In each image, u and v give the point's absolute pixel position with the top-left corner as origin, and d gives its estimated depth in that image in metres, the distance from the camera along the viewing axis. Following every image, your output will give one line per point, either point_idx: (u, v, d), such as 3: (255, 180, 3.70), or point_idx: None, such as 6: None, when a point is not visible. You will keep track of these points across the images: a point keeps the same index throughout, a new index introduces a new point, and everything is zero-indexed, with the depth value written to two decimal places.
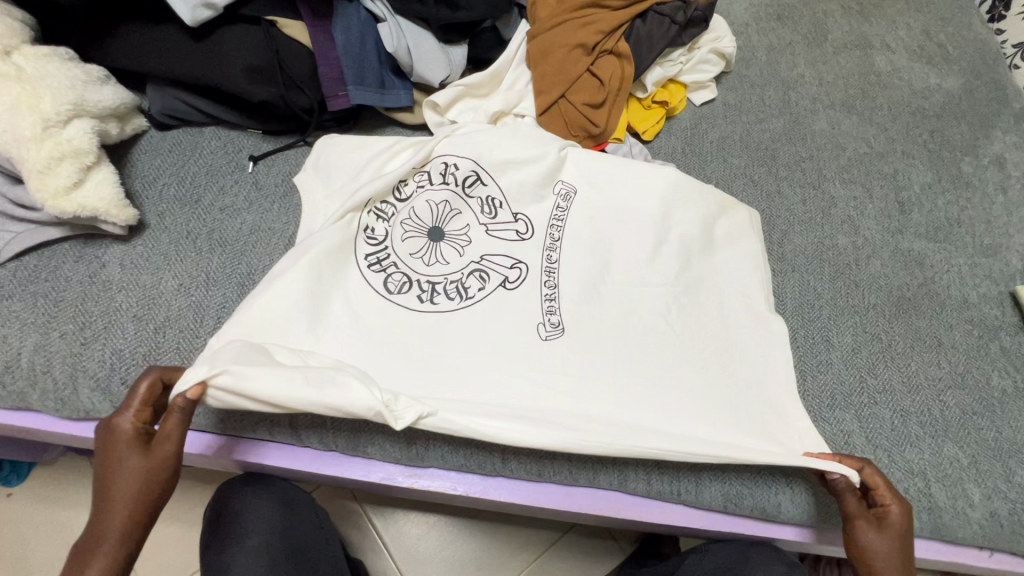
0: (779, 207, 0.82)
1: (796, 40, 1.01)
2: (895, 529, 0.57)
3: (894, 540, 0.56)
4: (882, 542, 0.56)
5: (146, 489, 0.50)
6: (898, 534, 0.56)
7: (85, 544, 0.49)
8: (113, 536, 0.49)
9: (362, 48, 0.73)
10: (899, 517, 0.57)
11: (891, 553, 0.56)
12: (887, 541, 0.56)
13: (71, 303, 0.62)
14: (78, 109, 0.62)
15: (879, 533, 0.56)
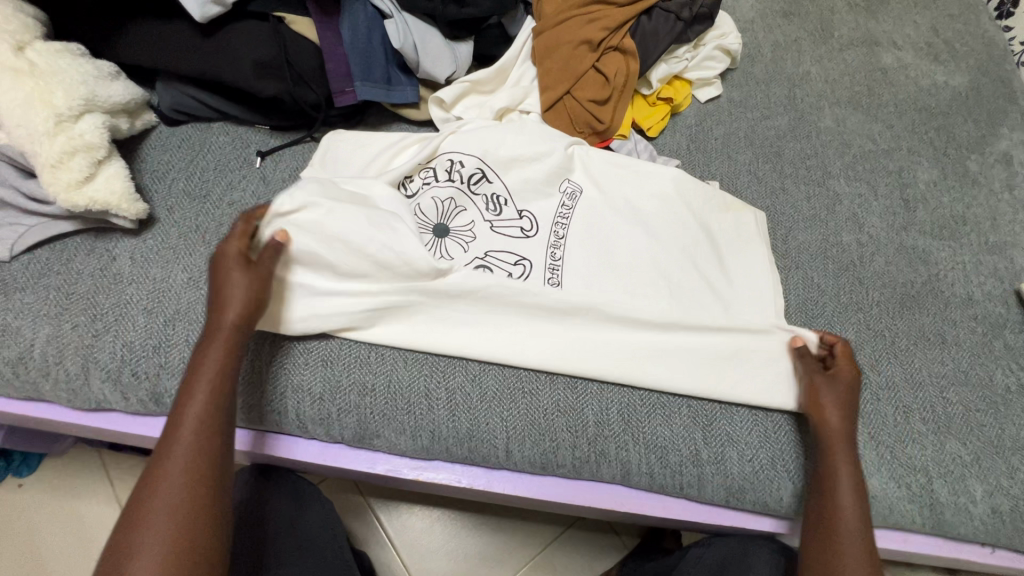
0: (784, 204, 0.82)
1: (802, 36, 1.01)
2: (845, 378, 0.63)
3: (845, 390, 0.62)
4: (835, 390, 0.62)
5: (229, 362, 0.54)
6: (850, 387, 0.62)
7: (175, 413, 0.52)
8: (181, 464, 0.50)
9: (369, 44, 0.73)
10: (854, 374, 0.63)
11: (839, 401, 0.61)
12: (837, 389, 0.62)
13: (83, 296, 0.63)
14: (89, 104, 0.63)
15: (832, 384, 0.62)
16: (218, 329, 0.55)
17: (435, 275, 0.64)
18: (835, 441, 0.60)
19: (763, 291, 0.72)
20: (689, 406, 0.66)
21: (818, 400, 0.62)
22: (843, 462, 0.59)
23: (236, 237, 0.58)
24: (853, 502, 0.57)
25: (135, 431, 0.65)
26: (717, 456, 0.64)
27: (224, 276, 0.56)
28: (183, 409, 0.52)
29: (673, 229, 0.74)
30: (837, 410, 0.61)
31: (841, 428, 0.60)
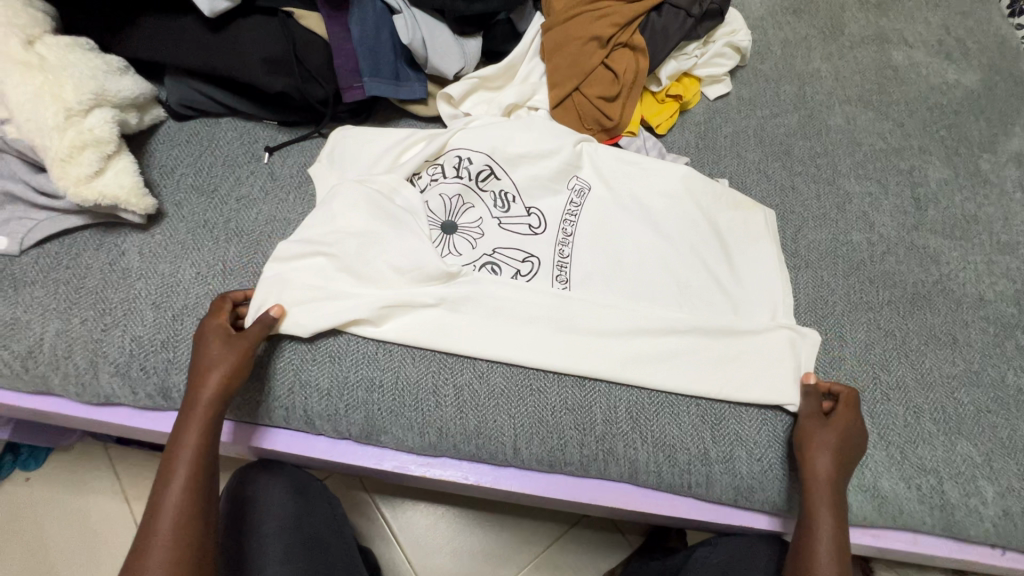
0: (794, 202, 0.82)
1: (812, 34, 1.01)
2: (842, 425, 0.61)
3: (843, 436, 0.60)
4: (832, 437, 0.60)
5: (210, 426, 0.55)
6: (847, 436, 0.60)
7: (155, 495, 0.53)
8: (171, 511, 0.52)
9: (377, 39, 0.73)
10: (853, 421, 0.62)
11: (834, 446, 0.60)
12: (833, 433, 0.60)
13: (91, 290, 0.63)
14: (99, 99, 0.63)
15: (829, 429, 0.61)
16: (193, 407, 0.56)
17: (446, 278, 0.66)
18: (821, 486, 0.58)
19: (773, 290, 0.72)
20: (698, 404, 0.66)
21: (812, 443, 0.60)
22: (826, 511, 0.58)
23: (219, 313, 0.60)
24: (831, 551, 0.56)
25: (144, 425, 0.65)
26: (726, 455, 0.64)
27: (203, 352, 0.57)
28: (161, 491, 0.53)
29: (681, 226, 0.74)
30: (829, 454, 0.59)
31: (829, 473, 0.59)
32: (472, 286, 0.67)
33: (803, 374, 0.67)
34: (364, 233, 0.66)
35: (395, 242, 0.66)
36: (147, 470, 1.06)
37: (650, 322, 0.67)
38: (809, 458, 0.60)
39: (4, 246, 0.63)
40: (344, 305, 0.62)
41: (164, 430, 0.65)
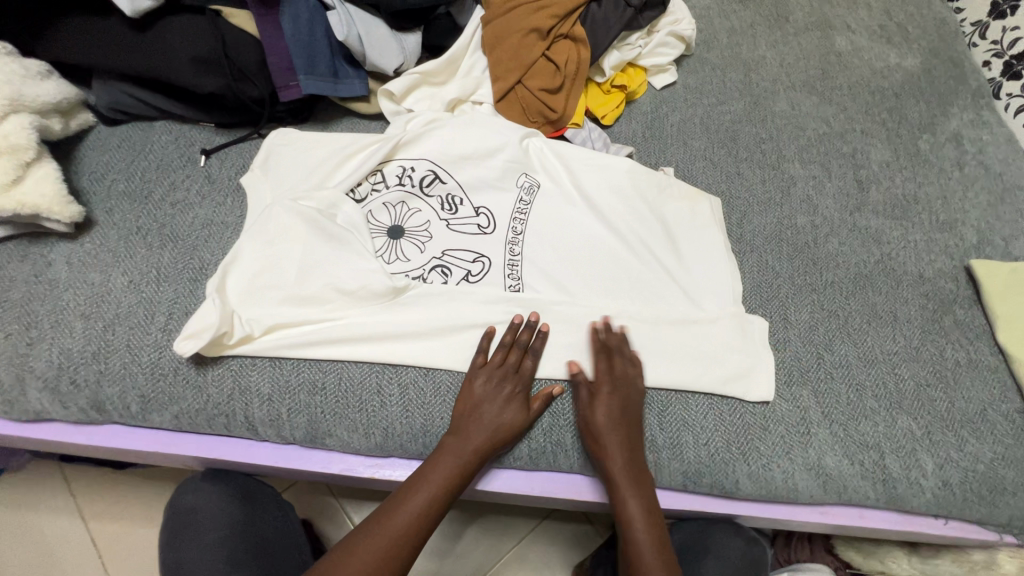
0: (739, 188, 0.83)
1: (757, 22, 1.02)
2: (605, 406, 0.61)
3: (608, 411, 0.61)
4: (602, 413, 0.61)
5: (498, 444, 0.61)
6: (618, 419, 0.61)
7: (408, 528, 0.56)
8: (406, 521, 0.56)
9: (311, 36, 0.71)
10: (620, 403, 0.62)
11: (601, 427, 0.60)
12: (602, 415, 0.61)
13: (16, 303, 0.61)
14: (14, 105, 0.61)
15: (597, 405, 0.61)
16: (473, 438, 0.60)
17: (394, 294, 0.65)
18: (620, 466, 0.60)
19: (722, 277, 0.72)
20: (645, 393, 0.66)
21: (590, 423, 0.61)
22: (633, 493, 0.59)
23: (505, 367, 0.62)
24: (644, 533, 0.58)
25: (80, 441, 0.63)
26: (673, 441, 0.64)
27: (488, 391, 0.61)
28: (427, 522, 0.57)
29: (629, 218, 0.74)
30: (610, 436, 0.60)
31: (631, 456, 0.60)
32: (421, 297, 0.66)
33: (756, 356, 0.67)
34: (307, 252, 0.65)
35: (335, 256, 0.66)
36: (103, 487, 1.04)
37: (602, 314, 0.68)
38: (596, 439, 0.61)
39: None
40: (290, 324, 0.63)
41: (101, 444, 0.63)
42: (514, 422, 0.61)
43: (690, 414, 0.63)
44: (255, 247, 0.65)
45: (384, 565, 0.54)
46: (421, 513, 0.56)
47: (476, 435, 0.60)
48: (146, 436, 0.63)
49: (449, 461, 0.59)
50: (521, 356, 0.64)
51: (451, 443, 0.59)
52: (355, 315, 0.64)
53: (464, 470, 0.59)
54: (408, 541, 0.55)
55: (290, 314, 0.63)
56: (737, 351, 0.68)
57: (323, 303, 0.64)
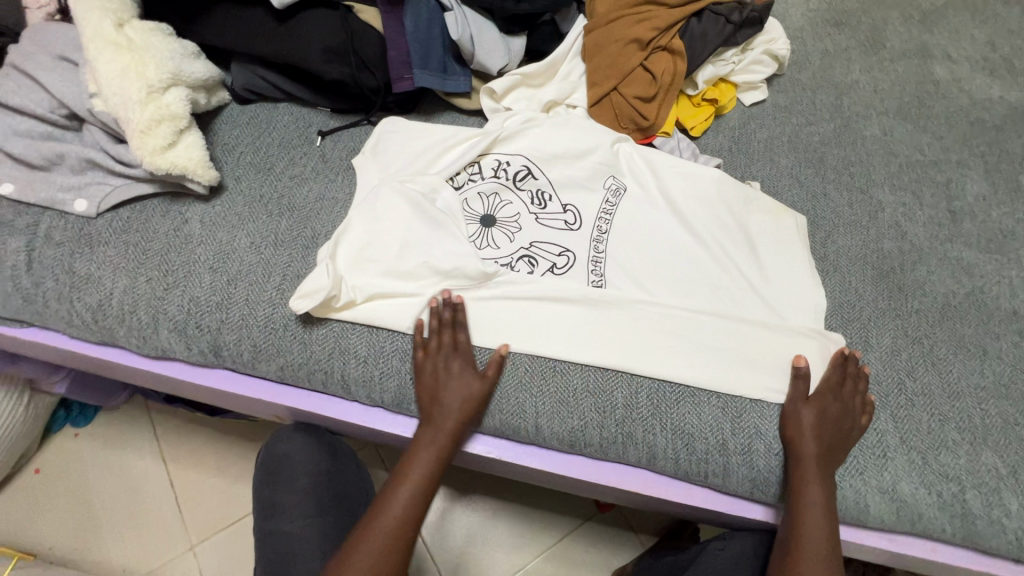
0: (826, 208, 0.83)
1: (852, 46, 1.02)
2: (821, 407, 0.64)
3: (823, 414, 0.64)
4: (810, 415, 0.64)
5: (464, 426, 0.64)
6: (827, 420, 0.63)
7: (401, 517, 0.61)
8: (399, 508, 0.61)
9: (429, 34, 0.77)
10: (834, 407, 0.64)
11: (812, 427, 0.63)
12: (812, 415, 0.64)
13: (157, 252, 0.69)
14: (175, 79, 0.69)
15: (808, 409, 0.64)
16: (444, 423, 0.64)
17: (484, 277, 0.69)
18: (813, 466, 0.62)
19: (804, 293, 0.73)
20: (720, 397, 0.67)
21: (797, 423, 0.64)
22: (819, 494, 0.61)
23: (455, 346, 0.65)
24: (818, 533, 0.60)
25: (193, 381, 0.70)
26: (744, 446, 0.65)
27: (444, 374, 0.65)
28: (417, 507, 0.62)
29: (714, 227, 0.76)
30: (817, 435, 0.63)
31: (824, 459, 0.62)
32: (510, 283, 0.70)
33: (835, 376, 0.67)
34: (409, 231, 0.70)
35: (433, 238, 0.71)
36: (185, 435, 1.13)
37: (682, 317, 0.70)
38: (797, 438, 0.63)
39: (83, 208, 0.69)
40: (388, 295, 0.68)
41: (211, 386, 0.70)
42: (469, 396, 0.64)
43: (858, 426, 0.65)
44: (363, 222, 0.70)
45: (389, 553, 0.59)
46: (409, 504, 0.61)
47: (450, 419, 0.64)
48: (250, 383, 0.70)
49: (427, 450, 0.63)
50: (453, 332, 0.66)
51: (427, 434, 0.64)
52: (446, 294, 0.68)
53: (444, 453, 0.64)
54: (403, 527, 0.60)
55: (389, 286, 0.68)
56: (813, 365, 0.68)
57: (419, 280, 0.69)
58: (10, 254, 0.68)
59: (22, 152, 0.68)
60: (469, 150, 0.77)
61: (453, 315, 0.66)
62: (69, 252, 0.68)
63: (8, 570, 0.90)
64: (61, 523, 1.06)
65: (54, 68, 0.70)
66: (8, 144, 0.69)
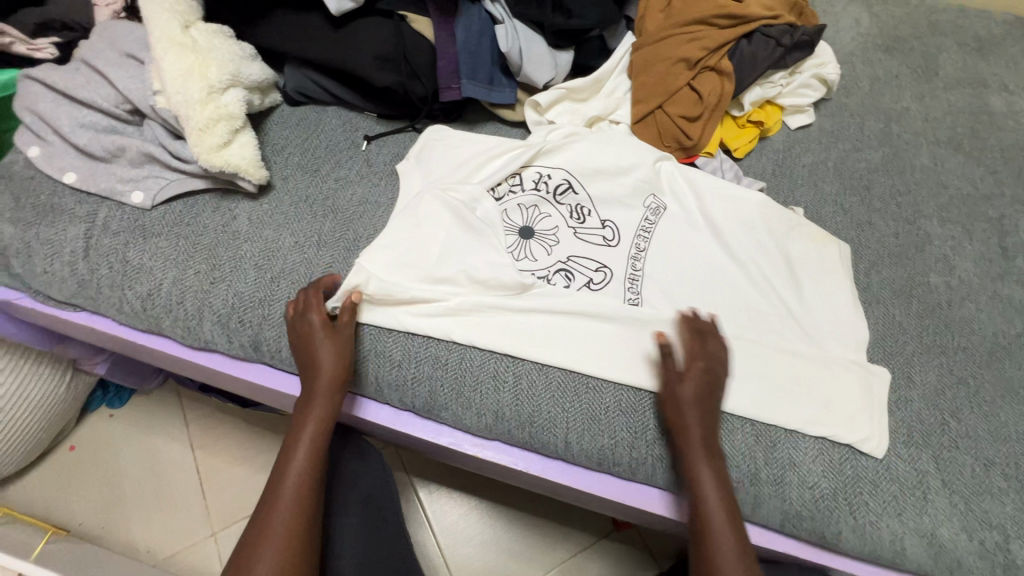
0: (870, 237, 0.81)
1: (903, 73, 1.00)
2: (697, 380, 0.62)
3: (702, 390, 0.62)
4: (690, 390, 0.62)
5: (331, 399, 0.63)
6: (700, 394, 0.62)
7: (298, 491, 0.58)
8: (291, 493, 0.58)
9: (479, 46, 0.78)
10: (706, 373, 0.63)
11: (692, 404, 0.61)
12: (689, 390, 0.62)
13: (206, 246, 0.71)
14: (234, 80, 0.71)
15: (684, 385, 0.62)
16: (317, 385, 0.63)
17: (520, 289, 0.69)
18: (698, 448, 0.60)
19: (845, 323, 0.71)
20: (754, 424, 0.66)
21: (677, 398, 0.62)
22: (710, 479, 0.59)
23: (315, 306, 0.65)
24: (726, 527, 0.57)
25: (232, 373, 0.72)
26: (777, 478, 0.64)
27: (308, 337, 0.64)
28: (314, 478, 0.60)
29: (754, 251, 0.75)
30: (693, 411, 0.61)
31: (709, 442, 0.60)
32: (546, 296, 0.70)
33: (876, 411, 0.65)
34: (448, 239, 0.71)
35: (472, 247, 0.71)
36: (213, 422, 1.15)
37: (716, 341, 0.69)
38: (679, 415, 0.61)
39: (139, 200, 0.72)
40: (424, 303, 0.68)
41: (248, 379, 0.72)
42: (340, 355, 0.64)
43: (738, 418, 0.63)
44: (405, 230, 0.71)
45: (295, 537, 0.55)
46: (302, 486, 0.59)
47: (319, 383, 0.63)
48: (286, 379, 0.71)
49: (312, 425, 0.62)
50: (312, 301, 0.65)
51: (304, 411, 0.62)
52: (481, 303, 0.69)
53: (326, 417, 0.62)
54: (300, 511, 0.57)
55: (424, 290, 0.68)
56: (851, 399, 0.66)
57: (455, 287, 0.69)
58: (70, 241, 0.71)
59: (86, 143, 0.72)
60: (510, 162, 0.78)
61: (333, 285, 0.67)
62: (124, 242, 0.71)
63: (43, 543, 0.95)
64: (92, 501, 1.09)
65: (121, 65, 0.73)
66: (74, 136, 0.72)
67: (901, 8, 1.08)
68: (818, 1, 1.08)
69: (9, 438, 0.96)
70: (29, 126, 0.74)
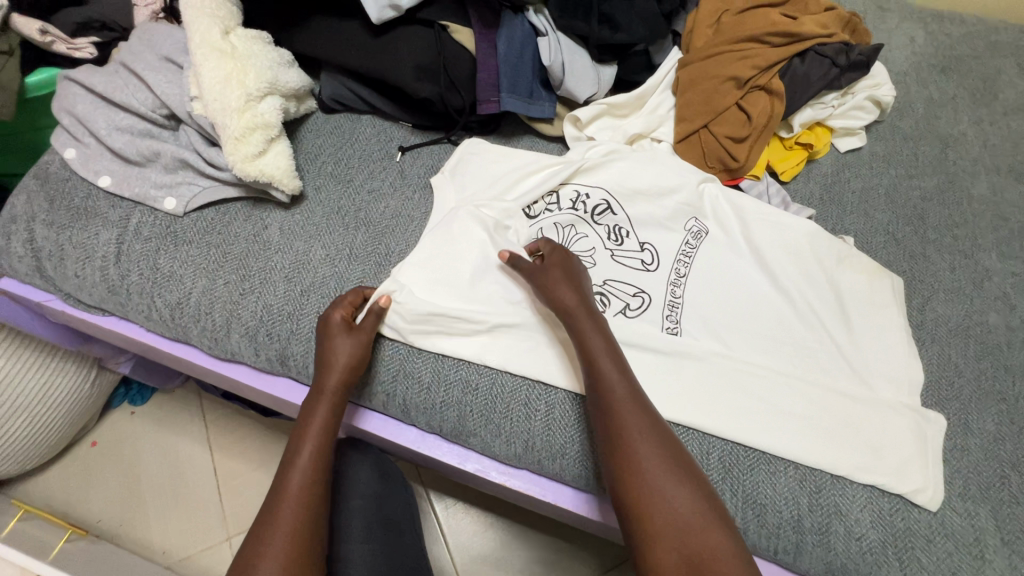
0: (924, 271, 0.77)
1: (960, 95, 0.95)
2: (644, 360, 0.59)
3: (570, 270, 0.65)
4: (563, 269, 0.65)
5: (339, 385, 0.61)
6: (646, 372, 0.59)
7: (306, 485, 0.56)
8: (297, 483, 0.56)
9: (520, 58, 0.76)
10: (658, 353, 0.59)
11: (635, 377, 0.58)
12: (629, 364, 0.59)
13: (236, 256, 0.70)
14: (272, 88, 0.70)
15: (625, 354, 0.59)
16: (328, 376, 0.61)
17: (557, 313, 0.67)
18: (582, 313, 0.62)
19: (898, 363, 0.67)
20: (798, 468, 0.62)
21: (550, 279, 0.64)
22: (596, 341, 0.60)
23: (341, 305, 0.64)
24: (625, 396, 0.57)
25: (256, 385, 0.71)
26: (821, 526, 0.60)
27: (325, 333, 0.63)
28: (321, 470, 0.58)
29: (800, 282, 0.71)
30: (569, 288, 0.63)
31: (585, 309, 0.62)
32: None
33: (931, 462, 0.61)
34: (483, 259, 0.68)
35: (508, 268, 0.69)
36: (232, 425, 1.15)
37: (759, 376, 0.66)
38: (556, 291, 0.63)
39: (171, 206, 0.71)
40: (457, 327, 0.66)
41: (273, 393, 0.70)
42: (354, 354, 0.62)
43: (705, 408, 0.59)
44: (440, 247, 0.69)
45: (298, 535, 0.53)
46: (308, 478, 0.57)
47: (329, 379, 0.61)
48: None
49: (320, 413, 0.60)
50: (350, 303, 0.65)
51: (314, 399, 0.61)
52: (517, 323, 0.66)
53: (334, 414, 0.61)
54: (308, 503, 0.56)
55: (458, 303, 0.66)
56: (904, 447, 0.62)
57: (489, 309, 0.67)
58: (102, 245, 0.70)
59: (121, 147, 0.71)
60: (548, 179, 0.75)
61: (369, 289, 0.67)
62: (155, 249, 0.70)
63: (63, 542, 0.96)
64: (110, 499, 1.09)
65: (159, 69, 0.72)
66: (110, 139, 0.71)
67: (959, 26, 1.02)
68: (870, 17, 1.03)
69: (33, 435, 0.97)
70: (66, 127, 0.74)
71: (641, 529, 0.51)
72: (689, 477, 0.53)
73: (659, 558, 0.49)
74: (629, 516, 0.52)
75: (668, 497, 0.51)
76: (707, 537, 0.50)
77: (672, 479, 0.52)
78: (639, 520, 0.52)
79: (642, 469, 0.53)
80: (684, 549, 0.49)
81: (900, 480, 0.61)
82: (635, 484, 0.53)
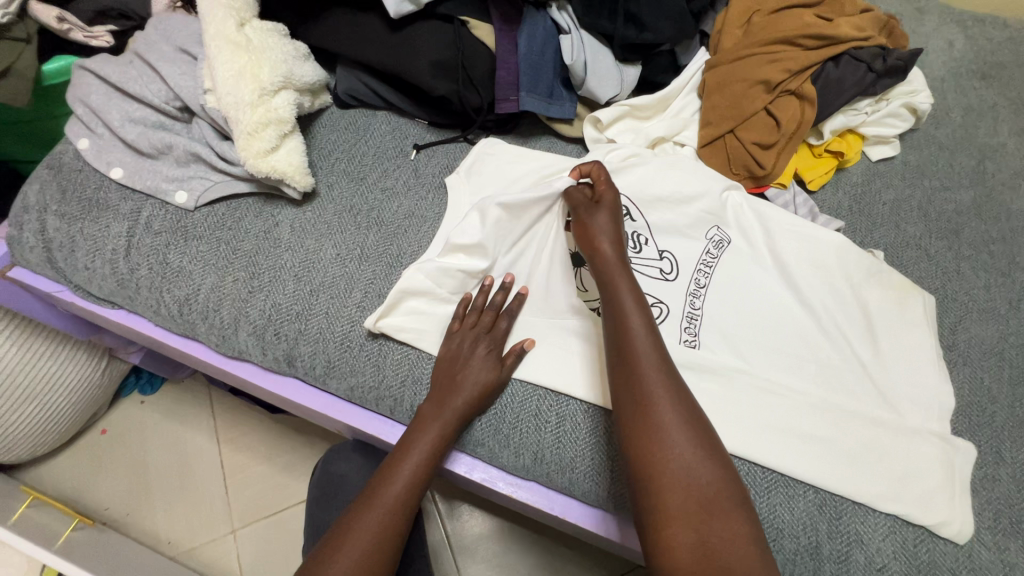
0: (958, 288, 0.73)
1: (1000, 103, 0.90)
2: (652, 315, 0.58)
3: (615, 222, 0.64)
4: (604, 225, 0.63)
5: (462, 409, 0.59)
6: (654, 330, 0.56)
7: (399, 502, 0.55)
8: (389, 499, 0.55)
9: (541, 56, 0.74)
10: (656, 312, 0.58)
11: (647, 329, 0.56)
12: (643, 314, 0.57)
13: (246, 253, 0.69)
14: (286, 82, 0.69)
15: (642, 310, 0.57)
16: (451, 395, 0.60)
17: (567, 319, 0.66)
18: (617, 271, 0.60)
19: (928, 386, 0.64)
20: (817, 492, 0.60)
21: (590, 231, 0.63)
22: (629, 300, 0.58)
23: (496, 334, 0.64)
24: (653, 354, 0.54)
25: (263, 384, 0.70)
26: (841, 555, 0.58)
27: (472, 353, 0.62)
28: (416, 489, 0.57)
29: (827, 296, 0.69)
30: (608, 240, 0.62)
31: (623, 271, 0.60)
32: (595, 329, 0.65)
33: (959, 490, 0.59)
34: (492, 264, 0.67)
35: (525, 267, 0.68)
36: (240, 418, 1.15)
37: (780, 395, 0.63)
38: (595, 240, 0.62)
39: (182, 200, 0.70)
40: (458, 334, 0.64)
41: (279, 392, 0.69)
42: (488, 384, 0.61)
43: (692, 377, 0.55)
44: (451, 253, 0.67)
45: (379, 542, 0.53)
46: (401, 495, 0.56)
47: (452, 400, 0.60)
48: (319, 396, 0.69)
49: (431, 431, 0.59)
50: (496, 316, 0.65)
51: (430, 414, 0.60)
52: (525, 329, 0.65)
53: (445, 438, 0.59)
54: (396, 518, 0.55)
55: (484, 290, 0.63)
56: (932, 474, 0.59)
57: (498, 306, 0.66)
58: (113, 238, 0.69)
59: (134, 139, 0.70)
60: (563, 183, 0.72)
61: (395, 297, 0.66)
62: (165, 243, 0.69)
63: (69, 530, 0.97)
64: (118, 487, 1.10)
65: (173, 60, 0.71)
66: (124, 130, 0.71)
67: (1001, 30, 0.98)
68: (906, 20, 0.99)
69: (43, 423, 0.97)
70: (80, 117, 0.73)
71: (654, 497, 0.49)
72: (712, 451, 0.50)
73: (672, 534, 0.47)
74: (641, 480, 0.50)
75: (688, 466, 0.49)
76: (722, 518, 0.47)
77: (689, 443, 0.50)
78: (654, 489, 0.49)
79: (660, 431, 0.50)
80: (699, 526, 0.47)
81: (926, 508, 0.58)
82: (651, 451, 0.50)
